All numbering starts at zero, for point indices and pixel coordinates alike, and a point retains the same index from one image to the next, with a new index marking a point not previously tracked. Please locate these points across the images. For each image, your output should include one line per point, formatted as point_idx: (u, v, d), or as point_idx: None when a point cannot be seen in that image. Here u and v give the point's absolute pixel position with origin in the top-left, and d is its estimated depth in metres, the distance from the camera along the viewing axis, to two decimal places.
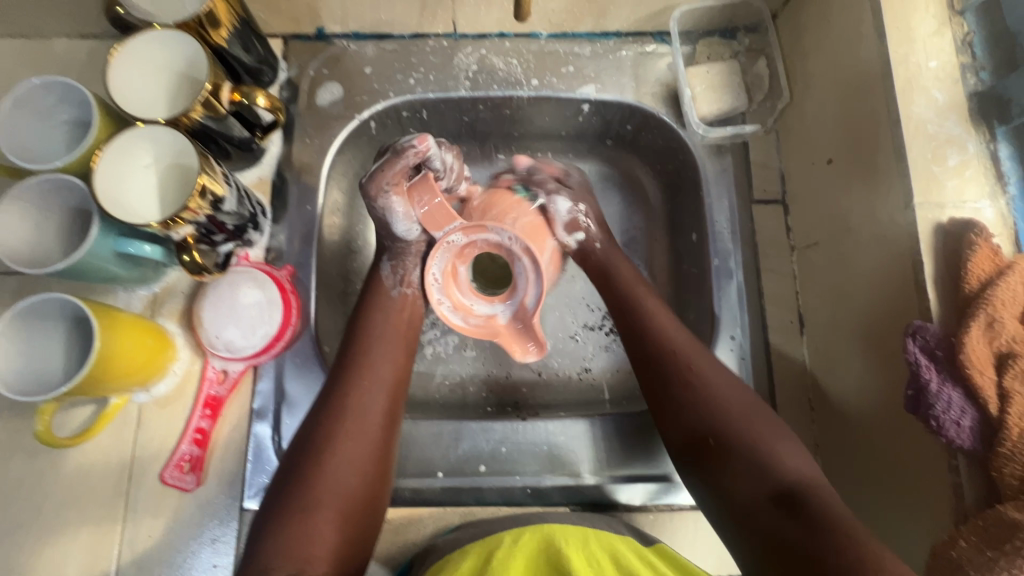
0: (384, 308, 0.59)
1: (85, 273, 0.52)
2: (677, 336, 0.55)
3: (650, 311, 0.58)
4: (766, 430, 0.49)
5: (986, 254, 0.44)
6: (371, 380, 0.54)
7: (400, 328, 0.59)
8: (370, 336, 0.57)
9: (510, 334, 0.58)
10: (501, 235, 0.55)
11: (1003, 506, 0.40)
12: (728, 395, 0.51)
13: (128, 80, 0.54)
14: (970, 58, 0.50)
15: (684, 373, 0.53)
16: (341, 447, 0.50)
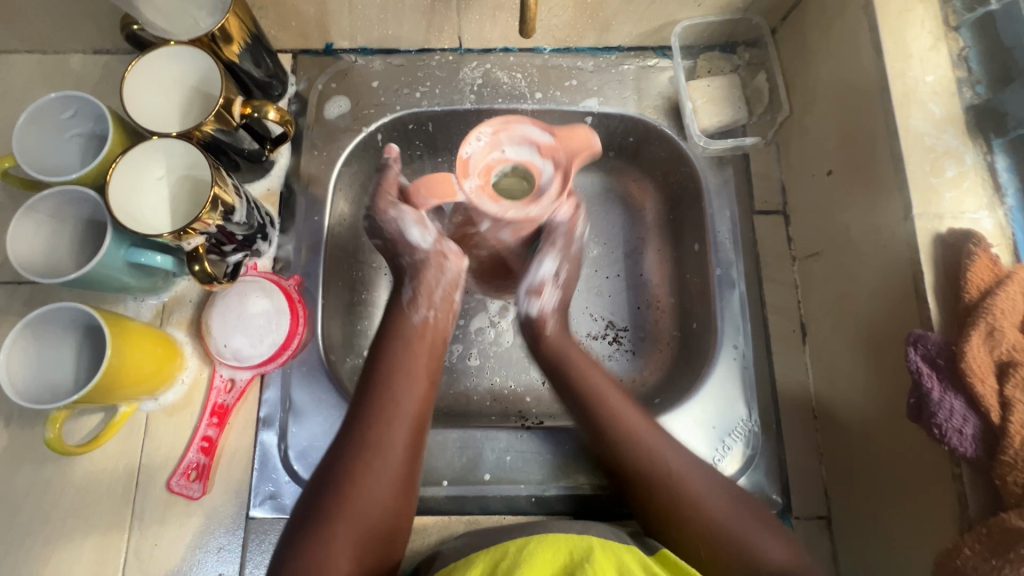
0: (407, 334, 0.59)
1: (97, 282, 0.53)
2: (635, 422, 0.54)
3: (596, 379, 0.57)
4: (737, 518, 0.50)
5: (985, 264, 0.44)
6: (392, 411, 0.53)
7: (420, 355, 0.58)
8: (393, 362, 0.56)
9: (566, 150, 0.56)
10: (470, 145, 0.55)
11: (1008, 514, 0.40)
12: (699, 492, 0.51)
13: (141, 93, 0.56)
14: (966, 72, 0.51)
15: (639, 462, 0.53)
16: (364, 479, 0.50)
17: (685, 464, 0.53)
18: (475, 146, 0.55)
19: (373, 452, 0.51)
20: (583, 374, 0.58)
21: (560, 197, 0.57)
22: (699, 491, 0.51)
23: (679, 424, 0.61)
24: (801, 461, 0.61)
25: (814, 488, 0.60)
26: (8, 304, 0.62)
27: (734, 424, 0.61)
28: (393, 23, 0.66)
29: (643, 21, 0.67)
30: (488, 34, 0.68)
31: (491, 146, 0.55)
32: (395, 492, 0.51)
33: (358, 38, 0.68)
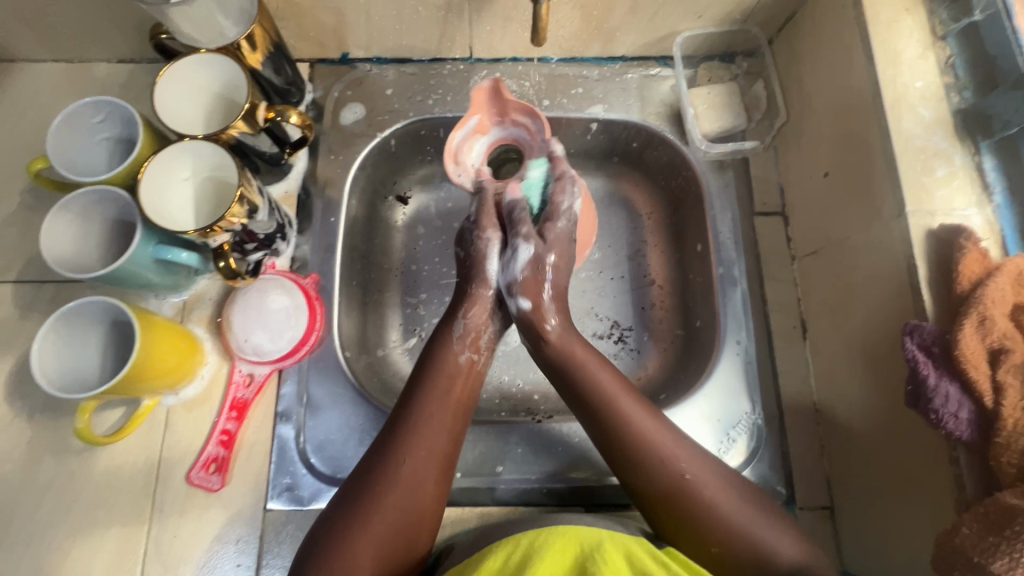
0: (450, 357, 0.57)
1: (125, 279, 0.55)
2: (655, 437, 0.52)
3: (615, 397, 0.54)
4: (748, 515, 0.50)
5: (975, 257, 0.47)
6: (426, 448, 0.52)
7: (455, 390, 0.55)
8: (432, 390, 0.55)
9: (492, 106, 0.65)
10: (464, 178, 0.66)
11: (1002, 494, 0.42)
12: (714, 504, 0.50)
13: (170, 98, 0.59)
14: (953, 79, 0.54)
15: (646, 468, 0.51)
16: (385, 506, 0.49)
17: (707, 480, 0.51)
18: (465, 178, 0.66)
19: (404, 482, 0.50)
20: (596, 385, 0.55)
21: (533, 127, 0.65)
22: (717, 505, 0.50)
23: (685, 417, 0.63)
24: (804, 453, 0.62)
25: (817, 479, 0.61)
26: (33, 302, 0.64)
27: (738, 417, 0.63)
28: (407, 33, 0.69)
29: (646, 32, 0.70)
30: (497, 44, 0.71)
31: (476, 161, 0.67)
32: (411, 520, 0.49)
33: (373, 48, 0.71)
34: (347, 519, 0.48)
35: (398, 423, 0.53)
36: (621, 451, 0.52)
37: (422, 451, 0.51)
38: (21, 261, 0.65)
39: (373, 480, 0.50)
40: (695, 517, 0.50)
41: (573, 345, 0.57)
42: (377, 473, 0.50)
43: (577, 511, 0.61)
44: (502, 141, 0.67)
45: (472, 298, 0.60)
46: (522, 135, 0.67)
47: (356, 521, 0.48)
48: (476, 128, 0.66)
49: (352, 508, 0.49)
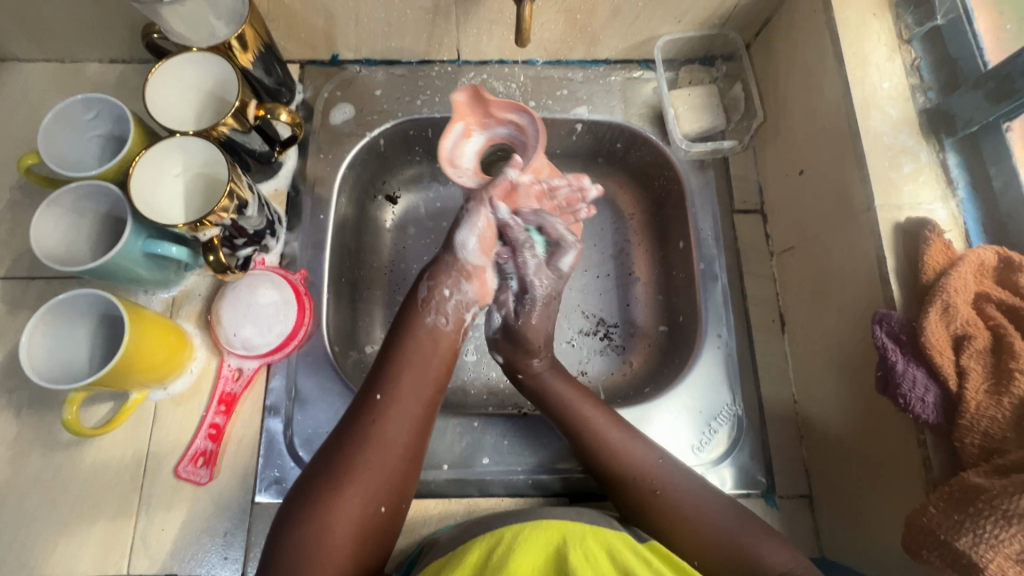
0: (418, 323, 0.58)
1: (114, 273, 0.56)
2: (634, 444, 0.56)
3: (592, 409, 0.58)
4: (729, 518, 0.51)
5: (939, 248, 0.49)
6: (397, 414, 0.52)
7: (429, 356, 0.56)
8: (403, 356, 0.55)
9: (472, 114, 0.66)
10: (462, 176, 0.64)
11: (968, 472, 0.44)
12: (692, 499, 0.53)
13: (162, 96, 0.60)
14: (918, 80, 0.57)
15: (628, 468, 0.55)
16: (361, 469, 0.49)
17: (680, 476, 0.54)
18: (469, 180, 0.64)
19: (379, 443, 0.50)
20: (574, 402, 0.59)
21: (517, 123, 0.66)
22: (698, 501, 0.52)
23: (667, 409, 0.64)
24: (782, 444, 0.64)
25: (795, 469, 0.63)
26: (22, 297, 0.64)
27: (719, 408, 0.65)
28: (396, 35, 0.70)
29: (628, 36, 0.72)
30: (484, 47, 0.73)
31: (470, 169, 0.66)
32: (390, 485, 0.50)
33: (363, 49, 0.73)
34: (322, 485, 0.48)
35: (367, 388, 0.54)
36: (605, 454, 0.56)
37: (394, 415, 0.52)
38: (9, 257, 0.65)
39: (347, 446, 0.50)
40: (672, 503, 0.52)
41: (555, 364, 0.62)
42: (351, 436, 0.50)
43: (562, 502, 0.62)
44: (490, 142, 0.68)
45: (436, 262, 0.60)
46: (510, 135, 0.67)
47: (331, 484, 0.48)
48: (463, 134, 0.66)
49: (325, 471, 0.49)
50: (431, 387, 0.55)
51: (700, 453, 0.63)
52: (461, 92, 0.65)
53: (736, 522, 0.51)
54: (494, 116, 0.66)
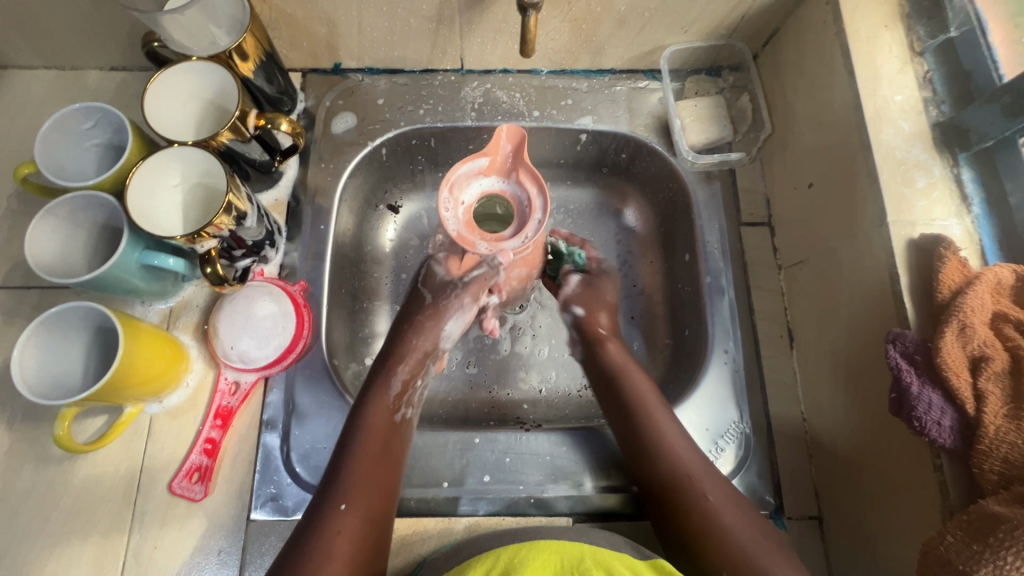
0: (380, 415, 0.56)
1: (110, 285, 0.55)
2: (685, 454, 0.56)
3: (655, 410, 0.59)
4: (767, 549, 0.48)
5: (955, 265, 0.48)
6: (360, 513, 0.50)
7: (383, 451, 0.54)
8: (357, 461, 0.53)
9: (501, 160, 0.60)
10: (450, 216, 0.58)
11: (986, 501, 0.42)
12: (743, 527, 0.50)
13: (161, 104, 0.59)
14: (931, 93, 0.56)
15: (673, 481, 0.54)
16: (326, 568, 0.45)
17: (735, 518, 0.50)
18: (450, 219, 0.58)
19: (342, 555, 0.47)
20: (640, 402, 0.59)
21: (531, 197, 0.60)
22: (728, 525, 0.50)
23: None
24: (791, 463, 0.62)
25: (805, 489, 0.61)
26: (16, 307, 0.63)
27: (726, 426, 0.63)
28: (399, 44, 0.69)
29: (634, 46, 0.71)
30: (488, 56, 0.72)
31: (461, 211, 0.59)
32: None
33: (365, 58, 0.72)
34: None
35: (330, 487, 0.51)
36: (647, 461, 0.56)
37: (356, 527, 0.49)
38: (5, 266, 0.64)
39: (301, 557, 0.46)
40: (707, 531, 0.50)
41: (621, 359, 0.64)
42: (317, 535, 0.47)
43: (566, 521, 0.60)
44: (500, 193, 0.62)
45: (405, 349, 0.61)
46: (520, 199, 0.61)
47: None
48: (484, 170, 0.60)
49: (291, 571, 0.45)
50: (387, 485, 0.53)
51: None
52: (507, 130, 0.58)
53: (758, 542, 0.48)
54: (518, 171, 0.60)
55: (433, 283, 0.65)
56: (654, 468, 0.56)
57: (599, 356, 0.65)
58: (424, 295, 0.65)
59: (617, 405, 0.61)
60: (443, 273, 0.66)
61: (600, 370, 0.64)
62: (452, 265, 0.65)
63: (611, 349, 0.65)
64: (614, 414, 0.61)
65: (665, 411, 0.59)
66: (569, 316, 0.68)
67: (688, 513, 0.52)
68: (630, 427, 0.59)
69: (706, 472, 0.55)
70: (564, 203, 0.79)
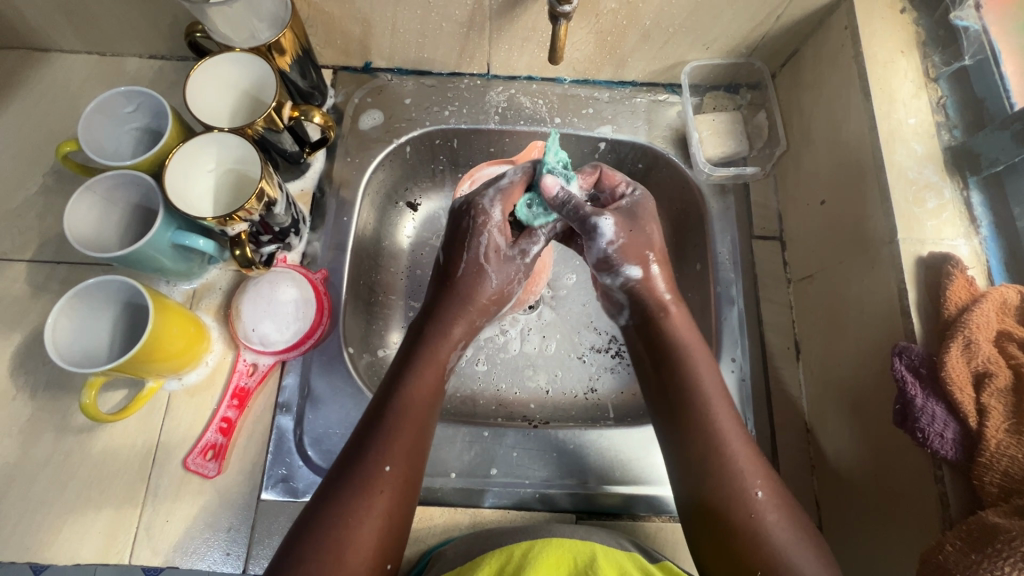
0: (427, 383, 0.54)
1: (141, 262, 0.57)
2: (736, 443, 0.51)
3: (710, 390, 0.53)
4: (788, 532, 0.47)
5: (962, 283, 0.50)
6: (393, 468, 0.48)
7: (414, 414, 0.52)
8: (400, 421, 0.51)
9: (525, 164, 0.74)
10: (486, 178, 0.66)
11: (986, 512, 0.44)
12: (778, 520, 0.48)
13: (202, 91, 0.62)
14: (944, 117, 0.58)
15: (726, 473, 0.49)
16: (364, 528, 0.45)
17: (775, 511, 0.48)
18: None
19: (383, 509, 0.46)
20: (697, 386, 0.53)
21: None
22: (772, 525, 0.47)
23: None
24: (794, 473, 0.63)
25: (806, 499, 0.62)
26: (46, 281, 0.65)
27: None
28: (429, 47, 0.72)
29: (657, 60, 0.73)
30: (514, 62, 0.74)
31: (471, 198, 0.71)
32: (394, 542, 0.47)
33: (395, 59, 0.74)
34: (320, 547, 0.43)
35: (370, 446, 0.49)
36: (700, 454, 0.51)
37: (398, 487, 0.48)
38: (37, 241, 0.66)
39: (336, 512, 0.45)
40: (751, 530, 0.47)
41: (688, 338, 0.56)
42: (347, 491, 0.46)
43: (569, 518, 0.61)
44: None
45: (459, 320, 0.58)
46: None
47: (336, 542, 0.44)
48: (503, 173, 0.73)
49: (320, 527, 0.44)
50: (422, 445, 0.51)
51: None
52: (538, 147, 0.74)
53: (796, 545, 0.47)
54: None
55: (495, 262, 0.59)
56: (698, 455, 0.51)
57: (665, 335, 0.57)
58: (489, 278, 0.59)
59: (669, 384, 0.54)
60: (502, 248, 0.59)
61: (657, 345, 0.57)
62: (507, 230, 0.60)
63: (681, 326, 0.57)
64: (663, 394, 0.55)
65: (726, 399, 0.53)
66: (616, 279, 0.59)
67: (734, 506, 0.48)
68: (684, 414, 0.53)
69: (760, 467, 0.50)
70: None
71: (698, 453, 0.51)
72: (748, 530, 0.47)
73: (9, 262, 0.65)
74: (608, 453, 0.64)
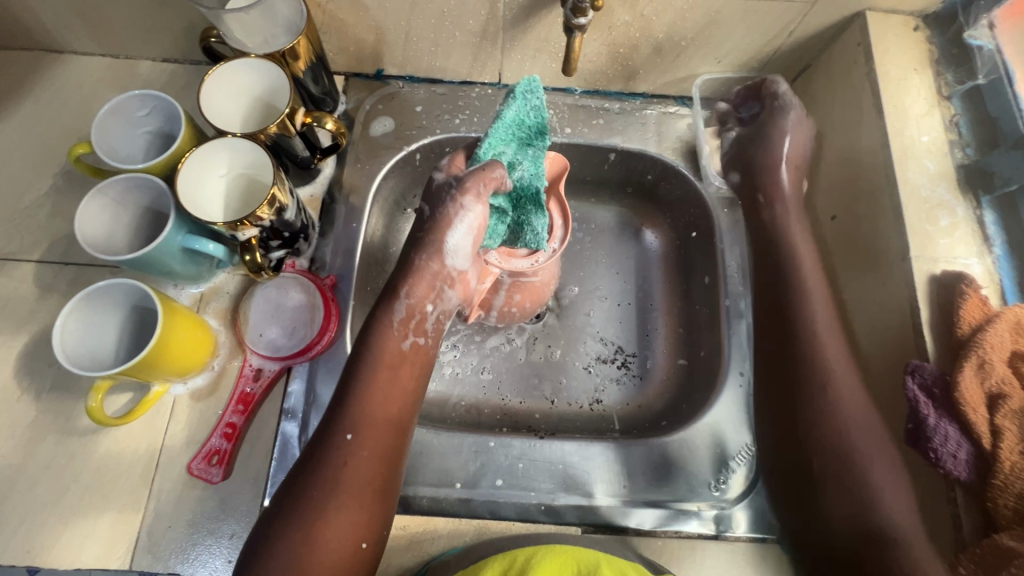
0: (393, 348, 0.53)
1: (150, 266, 0.57)
2: (838, 372, 0.54)
3: (820, 319, 0.56)
4: (878, 463, 0.49)
5: (976, 302, 0.50)
6: (365, 442, 0.49)
7: (385, 384, 0.52)
8: (365, 388, 0.51)
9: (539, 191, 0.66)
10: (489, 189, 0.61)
11: (999, 536, 0.43)
12: (869, 449, 0.50)
13: (216, 96, 0.62)
14: (956, 136, 0.59)
15: (823, 397, 0.53)
16: (335, 503, 0.47)
17: (871, 443, 0.50)
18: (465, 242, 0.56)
19: (354, 483, 0.48)
20: (806, 318, 0.57)
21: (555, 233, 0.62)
22: (861, 455, 0.50)
23: (687, 443, 0.64)
24: None
25: None
26: (53, 282, 0.65)
27: (736, 448, 0.64)
28: (442, 56, 0.72)
29: (668, 72, 0.73)
30: (526, 72, 0.74)
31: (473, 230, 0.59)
32: (374, 519, 0.48)
33: (407, 67, 0.75)
34: (291, 525, 0.46)
35: (338, 415, 0.50)
36: (801, 374, 0.54)
37: (366, 459, 0.49)
38: (45, 242, 0.66)
39: (307, 487, 0.47)
40: (837, 452, 0.50)
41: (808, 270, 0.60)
42: (318, 466, 0.48)
43: (574, 531, 0.61)
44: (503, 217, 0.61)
45: (415, 272, 0.55)
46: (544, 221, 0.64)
47: (308, 519, 0.46)
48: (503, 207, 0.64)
49: (297, 509, 0.46)
50: (399, 414, 0.52)
51: (714, 492, 0.62)
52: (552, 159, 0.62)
53: (884, 474, 0.49)
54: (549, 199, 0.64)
55: (431, 192, 0.57)
56: (796, 374, 0.55)
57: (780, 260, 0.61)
58: (422, 208, 0.57)
59: (778, 309, 0.58)
60: (440, 178, 0.57)
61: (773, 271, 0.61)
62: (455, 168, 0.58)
63: (802, 277, 0.59)
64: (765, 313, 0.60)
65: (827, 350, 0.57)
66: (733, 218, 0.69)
67: (822, 432, 0.51)
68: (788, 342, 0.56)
69: (861, 399, 0.52)
70: (586, 220, 0.82)
71: (801, 390, 0.54)
72: (838, 452, 0.50)
73: (18, 262, 0.65)
74: (617, 465, 0.63)
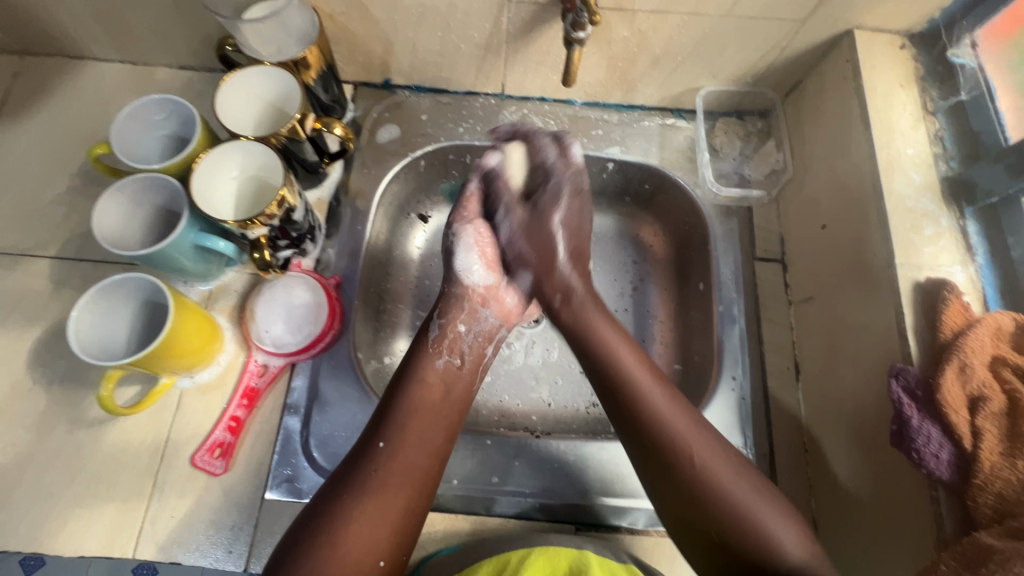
0: (434, 375, 0.57)
1: (163, 261, 0.59)
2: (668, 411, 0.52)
3: (631, 366, 0.56)
4: (754, 502, 0.48)
5: (957, 309, 0.52)
6: (401, 453, 0.51)
7: (426, 405, 0.55)
8: (409, 407, 0.54)
9: None
10: None
11: (980, 534, 0.44)
12: (740, 494, 0.48)
13: (231, 102, 0.65)
14: (941, 149, 0.62)
15: (671, 440, 0.51)
16: (361, 509, 0.47)
17: (734, 484, 0.48)
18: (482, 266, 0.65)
19: (380, 489, 0.48)
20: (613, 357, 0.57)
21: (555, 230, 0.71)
22: (728, 484, 0.48)
23: None
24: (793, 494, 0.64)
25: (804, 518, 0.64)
26: (68, 276, 0.67)
27: None
28: (447, 67, 0.75)
29: (666, 86, 0.76)
30: (528, 84, 0.77)
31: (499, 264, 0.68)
32: (395, 534, 0.47)
33: (414, 76, 0.77)
34: (321, 524, 0.46)
35: (376, 427, 0.53)
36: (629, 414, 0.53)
37: (393, 468, 0.50)
38: (61, 239, 0.68)
39: (341, 488, 0.48)
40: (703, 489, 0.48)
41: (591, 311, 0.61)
42: (356, 468, 0.49)
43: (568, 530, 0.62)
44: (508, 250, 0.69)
45: (446, 300, 0.63)
46: None
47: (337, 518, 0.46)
48: None
49: (325, 505, 0.47)
50: (438, 438, 0.54)
51: None
52: None
53: (771, 512, 0.47)
54: None
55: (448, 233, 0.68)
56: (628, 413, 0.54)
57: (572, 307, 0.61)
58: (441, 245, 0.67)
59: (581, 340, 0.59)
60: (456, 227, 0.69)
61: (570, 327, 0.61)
62: None
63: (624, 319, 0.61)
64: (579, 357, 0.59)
65: (648, 372, 0.55)
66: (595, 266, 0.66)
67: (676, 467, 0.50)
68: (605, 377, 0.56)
69: (711, 440, 0.51)
70: None
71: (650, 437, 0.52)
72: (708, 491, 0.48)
73: (33, 258, 0.67)
74: (612, 467, 0.64)
